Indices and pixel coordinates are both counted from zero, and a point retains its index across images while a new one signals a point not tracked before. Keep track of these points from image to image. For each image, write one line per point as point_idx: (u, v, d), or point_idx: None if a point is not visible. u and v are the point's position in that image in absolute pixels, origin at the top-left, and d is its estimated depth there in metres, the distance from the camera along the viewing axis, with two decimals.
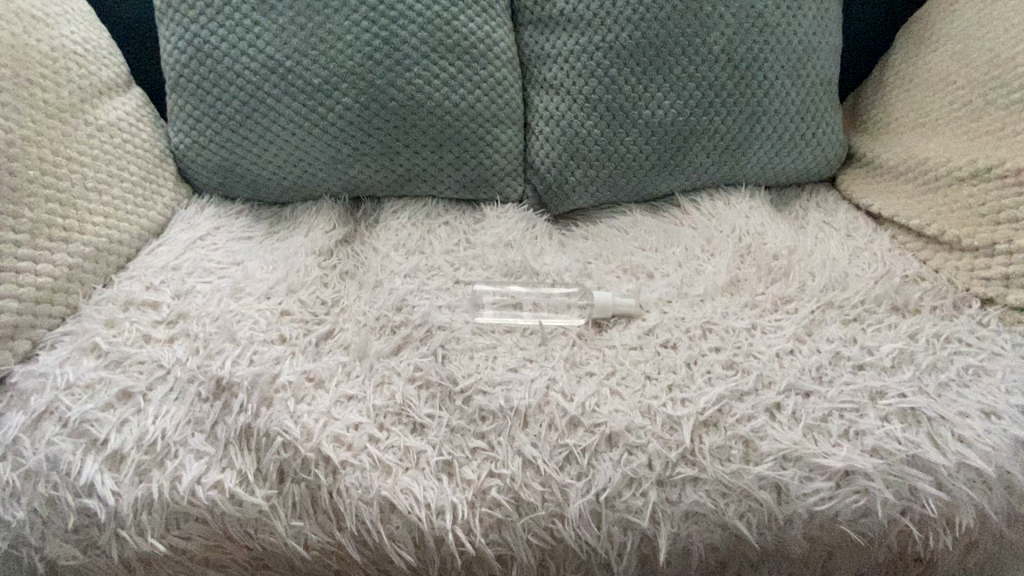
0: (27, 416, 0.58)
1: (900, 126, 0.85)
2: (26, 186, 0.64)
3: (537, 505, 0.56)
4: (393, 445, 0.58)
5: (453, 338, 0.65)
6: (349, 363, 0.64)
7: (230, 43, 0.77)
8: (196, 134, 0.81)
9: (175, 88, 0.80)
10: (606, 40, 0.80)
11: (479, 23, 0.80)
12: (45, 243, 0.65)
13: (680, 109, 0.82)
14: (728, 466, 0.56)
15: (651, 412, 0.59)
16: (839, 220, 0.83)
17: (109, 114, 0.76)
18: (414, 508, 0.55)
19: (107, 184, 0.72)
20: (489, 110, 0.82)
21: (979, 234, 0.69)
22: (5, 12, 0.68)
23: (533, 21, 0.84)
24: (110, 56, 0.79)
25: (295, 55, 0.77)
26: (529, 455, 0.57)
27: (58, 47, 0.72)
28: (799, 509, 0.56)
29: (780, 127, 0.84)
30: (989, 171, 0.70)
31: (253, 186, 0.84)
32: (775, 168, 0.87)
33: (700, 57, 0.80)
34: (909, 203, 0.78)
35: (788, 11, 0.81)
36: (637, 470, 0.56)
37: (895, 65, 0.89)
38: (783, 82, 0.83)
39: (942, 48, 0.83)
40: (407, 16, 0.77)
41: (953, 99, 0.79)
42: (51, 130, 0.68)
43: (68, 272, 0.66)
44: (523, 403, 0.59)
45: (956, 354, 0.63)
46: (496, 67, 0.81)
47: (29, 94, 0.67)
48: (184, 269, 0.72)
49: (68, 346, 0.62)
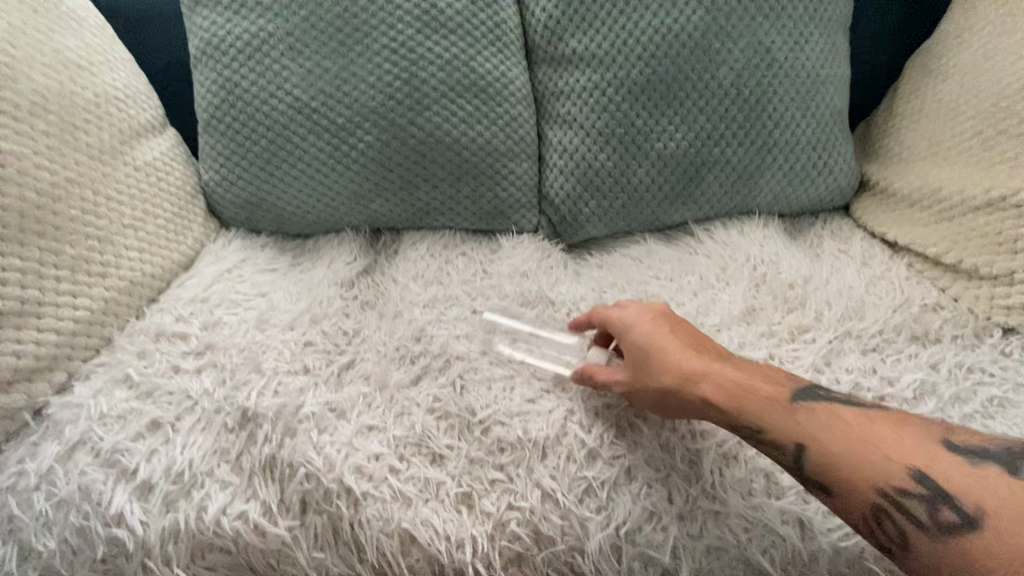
0: (60, 446, 0.59)
1: (911, 154, 0.86)
2: (68, 224, 0.68)
3: (557, 539, 0.56)
4: (413, 477, 0.59)
5: (471, 368, 0.67)
6: (370, 393, 0.65)
7: (260, 86, 0.81)
8: (226, 172, 0.85)
9: (207, 129, 0.84)
10: (617, 77, 0.83)
11: (495, 63, 0.83)
12: (84, 278, 0.68)
13: (692, 141, 0.84)
14: (749, 500, 0.56)
15: (670, 444, 0.59)
16: (855, 248, 0.83)
17: (146, 155, 0.80)
18: (434, 540, 0.56)
19: (142, 222, 0.76)
20: (504, 145, 0.85)
21: (997, 263, 0.70)
22: (54, 63, 0.72)
23: (547, 59, 0.87)
24: (148, 100, 0.84)
25: (320, 96, 0.81)
26: (548, 487, 0.57)
27: (101, 93, 0.77)
28: (824, 546, 0.55)
29: (792, 157, 0.86)
30: (1003, 200, 0.71)
31: (278, 220, 0.87)
32: (788, 197, 0.88)
33: (710, 91, 0.82)
34: (924, 231, 0.79)
35: (796, 45, 0.83)
36: (656, 503, 0.56)
37: (904, 94, 0.90)
38: (793, 114, 0.84)
39: (951, 78, 0.84)
40: (427, 58, 0.81)
41: (963, 129, 0.80)
42: (92, 171, 0.72)
43: (104, 305, 0.69)
44: (541, 434, 0.60)
45: (980, 385, 0.64)
46: (512, 104, 0.84)
47: (74, 138, 0.71)
48: (212, 301, 0.75)
49: (101, 377, 0.65)
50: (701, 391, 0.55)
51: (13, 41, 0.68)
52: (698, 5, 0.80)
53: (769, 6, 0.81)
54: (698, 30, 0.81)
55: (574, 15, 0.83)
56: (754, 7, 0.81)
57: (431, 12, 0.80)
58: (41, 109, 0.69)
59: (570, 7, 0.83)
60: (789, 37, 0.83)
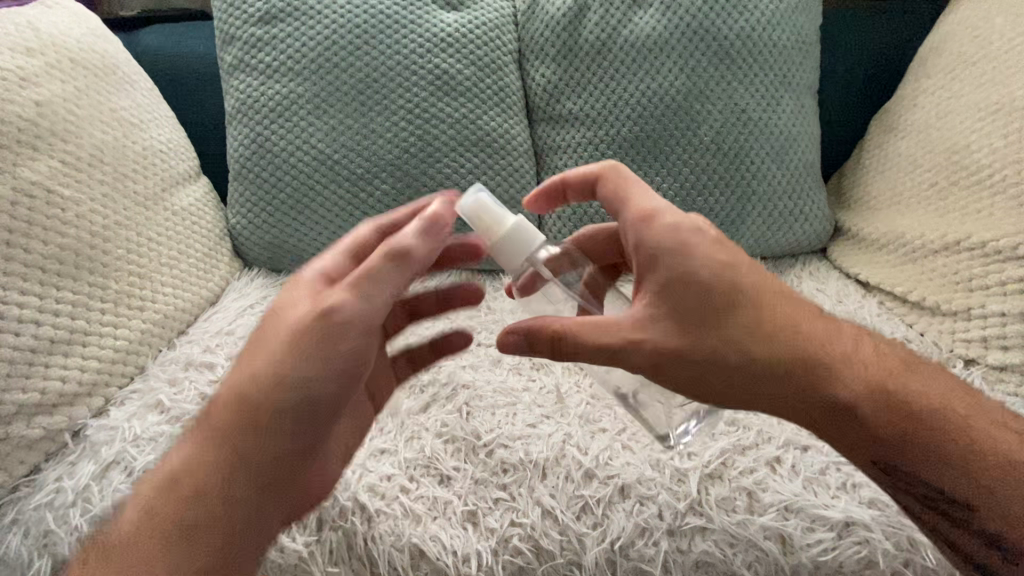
0: (97, 465, 0.64)
1: (878, 203, 0.94)
2: (115, 263, 0.75)
3: (557, 553, 0.60)
4: (422, 496, 0.64)
5: (476, 395, 0.73)
6: (381, 420, 0.71)
7: (288, 141, 0.91)
8: (253, 217, 0.93)
9: (238, 178, 0.93)
10: (609, 134, 0.92)
11: (499, 122, 0.93)
12: (125, 310, 0.74)
13: (677, 190, 0.92)
14: (733, 516, 0.61)
15: (660, 464, 0.65)
16: (830, 288, 0.91)
17: (182, 201, 0.88)
18: (443, 555, 0.59)
19: (176, 260, 0.83)
20: (507, 194, 0.93)
21: (956, 299, 0.77)
22: (109, 120, 0.81)
23: (546, 119, 0.97)
24: (186, 153, 0.93)
25: (341, 150, 0.90)
26: (548, 505, 0.62)
27: (148, 147, 0.85)
28: (804, 560, 0.59)
29: (769, 207, 0.94)
30: (959, 243, 0.79)
31: (297, 261, 0.94)
32: (768, 242, 0.95)
33: (692, 147, 0.91)
34: (892, 272, 0.86)
35: (769, 107, 0.93)
36: (648, 520, 0.61)
37: (869, 149, 1.00)
38: (770, 167, 0.93)
39: (907, 135, 0.93)
40: (439, 117, 0.90)
41: (920, 180, 0.88)
42: (137, 215, 0.80)
43: (140, 336, 0.75)
44: (541, 456, 0.65)
45: None
46: (514, 157, 0.94)
47: (124, 186, 0.80)
48: (238, 333, 0.81)
49: (135, 403, 0.70)
50: (760, 344, 0.52)
51: (78, 103, 0.77)
52: (680, 73, 0.91)
53: (742, 74, 0.91)
54: (680, 94, 0.91)
55: (570, 81, 0.94)
56: (729, 75, 0.91)
57: (443, 78, 0.90)
58: (98, 161, 0.77)
59: (566, 75, 0.94)
60: (762, 100, 0.92)
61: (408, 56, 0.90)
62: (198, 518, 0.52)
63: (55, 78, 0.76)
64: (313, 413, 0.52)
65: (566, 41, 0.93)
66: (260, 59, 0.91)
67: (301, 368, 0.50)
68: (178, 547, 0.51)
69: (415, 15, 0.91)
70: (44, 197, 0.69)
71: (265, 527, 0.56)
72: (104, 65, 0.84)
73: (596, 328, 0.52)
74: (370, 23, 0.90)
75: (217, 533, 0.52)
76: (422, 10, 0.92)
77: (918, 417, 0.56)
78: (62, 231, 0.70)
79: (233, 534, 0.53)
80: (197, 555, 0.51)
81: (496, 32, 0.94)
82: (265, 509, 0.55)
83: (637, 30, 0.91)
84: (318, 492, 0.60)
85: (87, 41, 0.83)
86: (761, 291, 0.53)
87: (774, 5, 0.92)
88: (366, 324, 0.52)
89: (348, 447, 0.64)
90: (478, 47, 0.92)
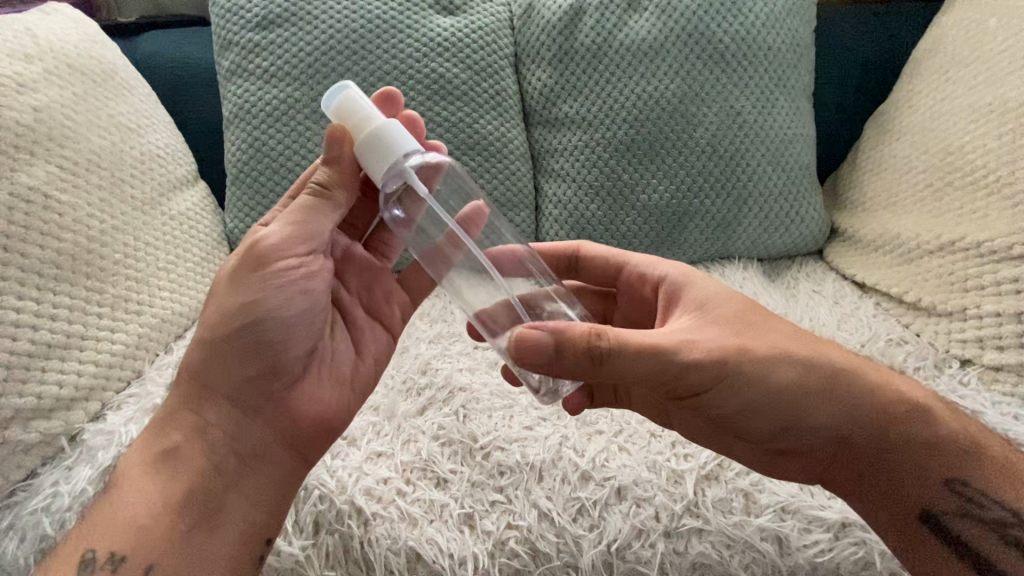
0: (94, 470, 0.64)
1: (874, 205, 0.94)
2: (112, 267, 0.75)
3: (553, 555, 0.60)
4: (419, 499, 0.63)
5: (472, 398, 0.73)
6: (378, 422, 0.71)
7: (286, 145, 0.91)
8: (250, 221, 0.93)
9: (235, 182, 0.93)
10: (604, 137, 0.93)
11: (496, 125, 0.93)
12: (122, 315, 0.75)
13: (673, 193, 0.92)
14: (730, 517, 0.61)
15: (657, 466, 0.65)
16: (827, 289, 0.91)
17: (180, 206, 0.88)
18: (439, 557, 0.59)
19: (174, 264, 0.83)
20: (504, 197, 0.94)
21: (951, 300, 0.77)
22: (107, 125, 0.81)
23: (542, 122, 0.97)
24: (184, 158, 0.93)
25: None
26: (544, 507, 0.62)
27: (146, 152, 0.86)
28: (801, 561, 0.59)
29: (765, 208, 0.94)
30: (954, 244, 0.79)
31: None
32: (765, 243, 0.96)
33: (687, 149, 0.92)
34: (888, 273, 0.86)
35: (763, 109, 0.93)
36: (645, 521, 0.61)
37: (865, 151, 1.00)
38: (765, 168, 0.93)
39: (902, 137, 0.93)
40: (436, 121, 0.91)
41: (915, 182, 0.88)
42: (134, 220, 0.80)
43: (138, 340, 0.76)
44: (538, 458, 0.66)
45: None
46: (510, 161, 0.94)
47: (121, 191, 0.80)
48: None
49: (133, 407, 0.70)
50: (782, 360, 0.55)
51: (75, 108, 0.78)
52: (675, 76, 0.91)
53: (737, 76, 0.92)
54: (675, 96, 0.91)
55: (566, 84, 0.94)
56: (724, 77, 0.92)
57: (440, 82, 0.91)
58: (95, 166, 0.77)
59: (563, 78, 0.94)
60: (757, 102, 0.93)
61: (405, 60, 0.90)
62: (186, 450, 0.62)
63: (53, 83, 0.76)
64: (259, 329, 0.61)
65: (562, 45, 0.94)
66: (258, 64, 0.92)
67: (242, 297, 0.60)
68: (178, 473, 0.61)
69: (412, 20, 0.92)
70: (42, 202, 0.70)
71: (268, 453, 0.63)
72: (102, 71, 0.85)
73: (636, 336, 0.49)
74: (367, 27, 0.90)
75: (211, 457, 0.62)
76: (418, 15, 0.92)
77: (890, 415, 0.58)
78: (59, 236, 0.70)
79: (228, 461, 0.63)
80: (191, 471, 0.61)
81: (492, 36, 0.94)
82: (252, 432, 0.63)
83: (633, 33, 0.92)
84: (323, 420, 0.65)
85: (85, 47, 0.84)
86: (766, 318, 0.59)
87: (768, 8, 0.93)
88: (302, 243, 0.62)
89: (358, 385, 0.69)
90: (474, 51, 0.93)
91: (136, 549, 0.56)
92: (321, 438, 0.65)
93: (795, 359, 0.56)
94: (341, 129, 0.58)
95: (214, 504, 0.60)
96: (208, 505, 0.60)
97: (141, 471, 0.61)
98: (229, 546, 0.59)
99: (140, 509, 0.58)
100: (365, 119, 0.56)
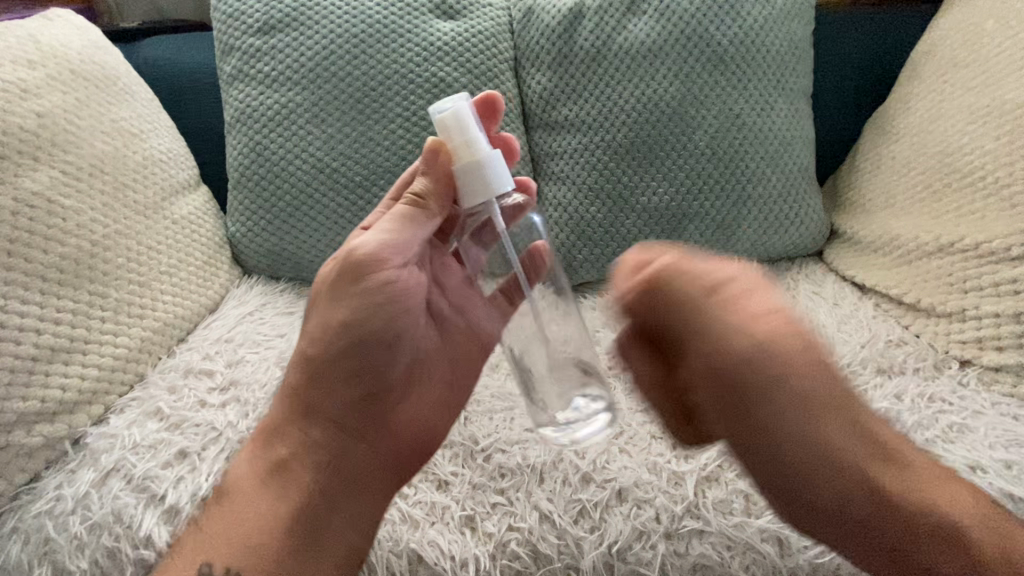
0: (97, 473, 0.65)
1: (872, 206, 0.95)
2: (115, 271, 0.75)
3: (554, 557, 0.60)
4: (421, 501, 0.64)
5: (473, 401, 0.73)
6: None
7: (287, 149, 0.91)
8: (252, 224, 0.94)
9: (237, 186, 0.94)
10: (605, 140, 0.93)
11: (496, 128, 0.94)
12: (125, 319, 0.75)
13: (673, 195, 0.93)
14: (730, 519, 0.61)
15: (657, 467, 0.65)
16: (827, 291, 0.91)
17: (182, 210, 0.89)
18: (440, 559, 0.60)
19: (176, 268, 0.84)
20: None
21: (950, 301, 0.78)
22: (110, 130, 0.82)
23: (542, 125, 0.98)
24: (186, 162, 0.93)
25: (339, 158, 0.91)
26: (545, 509, 0.62)
27: (149, 156, 0.86)
28: (801, 562, 0.59)
29: (764, 210, 0.94)
30: (952, 245, 0.79)
31: (296, 268, 0.95)
32: (765, 245, 0.96)
33: (687, 152, 0.92)
34: (887, 274, 0.87)
35: (762, 111, 0.94)
36: (645, 523, 0.61)
37: (863, 152, 1.00)
38: (764, 171, 0.94)
39: (901, 139, 0.93)
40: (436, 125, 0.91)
41: (914, 183, 0.88)
42: (137, 224, 0.80)
43: (141, 344, 0.76)
44: (539, 460, 0.66)
45: (940, 413, 0.69)
46: (511, 164, 0.94)
47: (124, 195, 0.80)
48: (236, 340, 0.81)
49: (135, 410, 0.71)
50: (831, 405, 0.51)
51: (78, 114, 0.78)
52: (674, 79, 0.92)
53: (735, 79, 0.92)
54: (674, 99, 0.91)
55: (565, 87, 0.95)
56: (723, 80, 0.92)
57: (440, 86, 0.91)
58: (98, 171, 0.78)
59: (562, 82, 0.95)
60: (756, 104, 0.93)
61: (404, 64, 0.91)
62: (295, 467, 0.62)
63: (56, 89, 0.77)
64: (366, 347, 0.61)
65: (561, 48, 0.94)
66: (258, 69, 0.92)
67: (351, 312, 0.60)
68: (284, 491, 0.61)
69: (412, 24, 0.92)
70: (46, 207, 0.70)
71: (368, 472, 0.63)
72: (105, 76, 0.85)
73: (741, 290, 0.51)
74: (367, 32, 0.91)
75: (317, 476, 0.62)
76: (418, 19, 0.93)
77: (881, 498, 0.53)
78: (62, 241, 0.71)
79: (330, 483, 0.62)
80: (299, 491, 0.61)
81: (492, 40, 0.95)
82: (356, 454, 0.63)
83: (632, 36, 0.92)
84: (419, 437, 0.65)
85: (88, 53, 0.84)
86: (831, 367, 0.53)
87: (766, 11, 0.93)
88: (399, 253, 0.61)
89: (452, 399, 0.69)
90: (474, 55, 0.93)
91: (250, 565, 0.58)
92: (418, 456, 0.65)
93: (805, 404, 0.51)
94: (440, 144, 0.56)
95: (319, 523, 0.60)
96: (313, 522, 0.61)
97: (252, 484, 0.62)
98: (336, 562, 0.59)
99: (252, 523, 0.60)
100: (468, 147, 0.55)
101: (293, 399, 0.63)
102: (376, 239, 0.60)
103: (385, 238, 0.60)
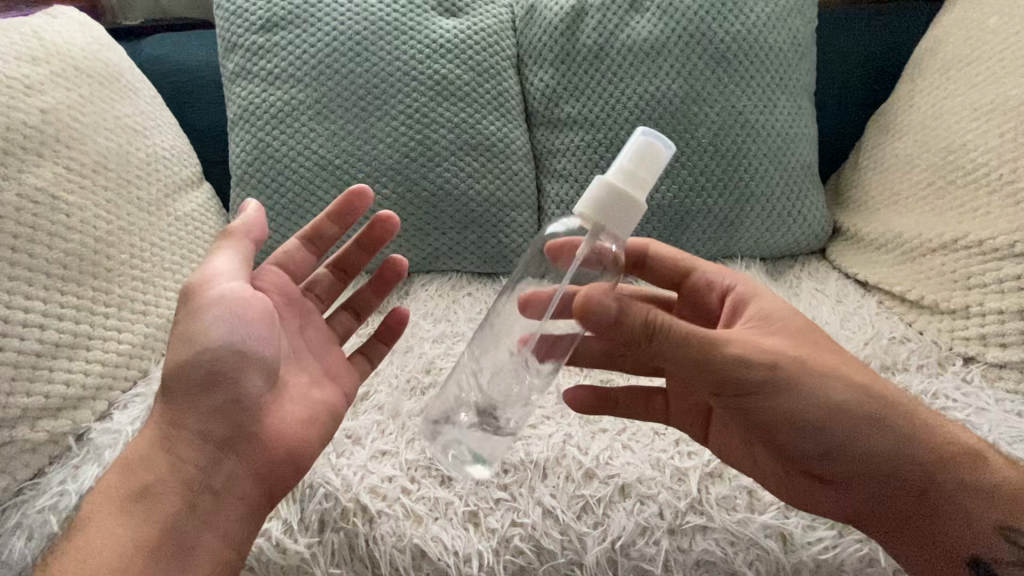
0: (101, 468, 0.65)
1: (876, 203, 0.94)
2: (118, 268, 0.76)
3: (558, 552, 0.60)
4: (424, 497, 0.64)
5: None
6: (383, 421, 0.71)
7: (289, 146, 0.91)
8: None
9: (240, 183, 0.94)
10: (607, 137, 0.93)
11: (499, 125, 0.94)
12: (128, 315, 0.75)
13: (675, 192, 0.92)
14: (734, 515, 0.61)
15: (660, 464, 0.65)
16: (829, 288, 0.91)
17: (185, 207, 0.89)
18: (444, 555, 0.60)
19: (179, 265, 0.84)
20: (506, 197, 0.94)
21: (954, 297, 0.78)
22: (113, 127, 0.82)
23: (544, 122, 0.98)
24: (188, 160, 0.94)
25: (342, 155, 0.91)
26: (549, 505, 0.62)
27: (152, 154, 0.87)
28: (805, 558, 0.59)
29: (767, 208, 0.94)
30: (956, 242, 0.79)
31: None
32: (767, 243, 0.96)
33: (690, 148, 0.92)
34: (890, 272, 0.87)
35: (765, 108, 0.93)
36: (649, 519, 0.61)
37: (866, 149, 1.00)
38: (767, 168, 0.94)
39: (905, 136, 0.93)
40: (439, 122, 0.91)
41: (918, 180, 0.88)
42: (140, 221, 0.80)
43: (144, 340, 0.76)
44: (542, 456, 0.66)
45: (944, 409, 0.69)
46: (513, 161, 0.94)
47: (127, 192, 0.80)
48: None
49: (139, 406, 0.71)
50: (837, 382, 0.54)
51: (81, 110, 0.78)
52: (676, 76, 0.92)
53: (738, 76, 0.92)
54: (676, 96, 0.91)
55: (567, 85, 0.95)
56: (725, 77, 0.92)
57: (443, 83, 0.91)
58: (101, 167, 0.78)
59: (564, 79, 0.95)
60: (758, 101, 0.93)
61: (407, 61, 0.91)
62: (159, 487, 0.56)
63: (59, 85, 0.77)
64: (203, 358, 0.56)
65: (563, 46, 0.94)
66: (262, 66, 0.92)
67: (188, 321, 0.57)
68: (147, 517, 0.54)
69: (414, 21, 0.92)
70: (49, 203, 0.70)
71: (237, 488, 0.57)
72: (108, 74, 0.85)
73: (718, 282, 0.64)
74: (371, 30, 0.91)
75: (183, 494, 0.56)
76: (422, 17, 0.93)
77: (902, 451, 0.55)
78: (66, 237, 0.71)
79: (201, 498, 0.56)
80: (163, 515, 0.55)
81: (495, 37, 0.95)
82: (227, 466, 0.57)
83: (635, 33, 0.92)
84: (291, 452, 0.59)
85: (91, 50, 0.84)
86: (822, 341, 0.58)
87: (769, 8, 0.93)
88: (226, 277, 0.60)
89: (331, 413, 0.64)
90: (476, 53, 0.93)
91: None
92: (291, 471, 0.59)
93: (820, 380, 0.54)
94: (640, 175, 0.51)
95: (186, 544, 0.54)
96: (180, 547, 0.54)
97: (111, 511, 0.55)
98: None
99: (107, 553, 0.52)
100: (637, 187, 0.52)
101: (160, 418, 0.58)
102: (229, 267, 0.61)
103: (240, 268, 0.61)
